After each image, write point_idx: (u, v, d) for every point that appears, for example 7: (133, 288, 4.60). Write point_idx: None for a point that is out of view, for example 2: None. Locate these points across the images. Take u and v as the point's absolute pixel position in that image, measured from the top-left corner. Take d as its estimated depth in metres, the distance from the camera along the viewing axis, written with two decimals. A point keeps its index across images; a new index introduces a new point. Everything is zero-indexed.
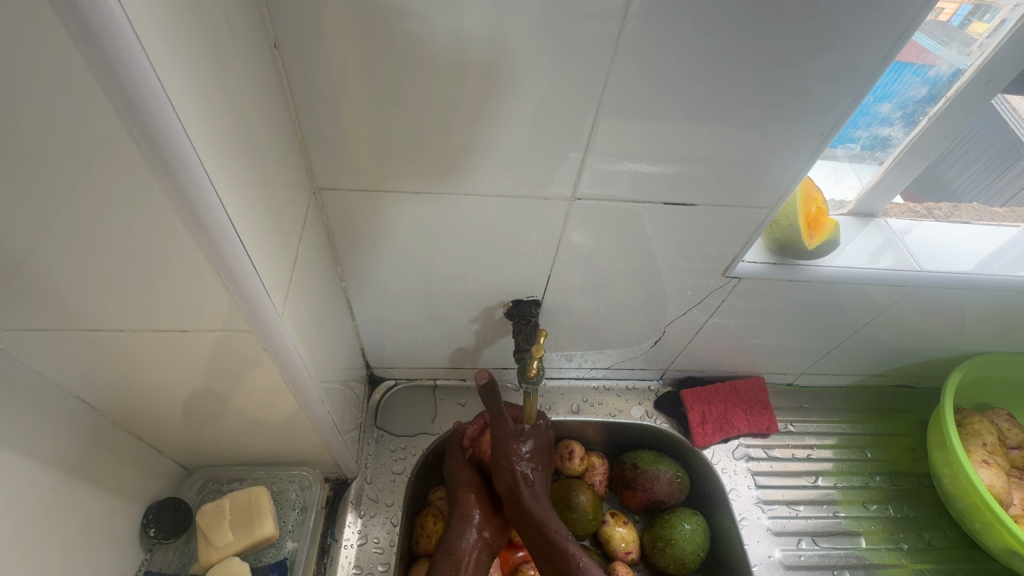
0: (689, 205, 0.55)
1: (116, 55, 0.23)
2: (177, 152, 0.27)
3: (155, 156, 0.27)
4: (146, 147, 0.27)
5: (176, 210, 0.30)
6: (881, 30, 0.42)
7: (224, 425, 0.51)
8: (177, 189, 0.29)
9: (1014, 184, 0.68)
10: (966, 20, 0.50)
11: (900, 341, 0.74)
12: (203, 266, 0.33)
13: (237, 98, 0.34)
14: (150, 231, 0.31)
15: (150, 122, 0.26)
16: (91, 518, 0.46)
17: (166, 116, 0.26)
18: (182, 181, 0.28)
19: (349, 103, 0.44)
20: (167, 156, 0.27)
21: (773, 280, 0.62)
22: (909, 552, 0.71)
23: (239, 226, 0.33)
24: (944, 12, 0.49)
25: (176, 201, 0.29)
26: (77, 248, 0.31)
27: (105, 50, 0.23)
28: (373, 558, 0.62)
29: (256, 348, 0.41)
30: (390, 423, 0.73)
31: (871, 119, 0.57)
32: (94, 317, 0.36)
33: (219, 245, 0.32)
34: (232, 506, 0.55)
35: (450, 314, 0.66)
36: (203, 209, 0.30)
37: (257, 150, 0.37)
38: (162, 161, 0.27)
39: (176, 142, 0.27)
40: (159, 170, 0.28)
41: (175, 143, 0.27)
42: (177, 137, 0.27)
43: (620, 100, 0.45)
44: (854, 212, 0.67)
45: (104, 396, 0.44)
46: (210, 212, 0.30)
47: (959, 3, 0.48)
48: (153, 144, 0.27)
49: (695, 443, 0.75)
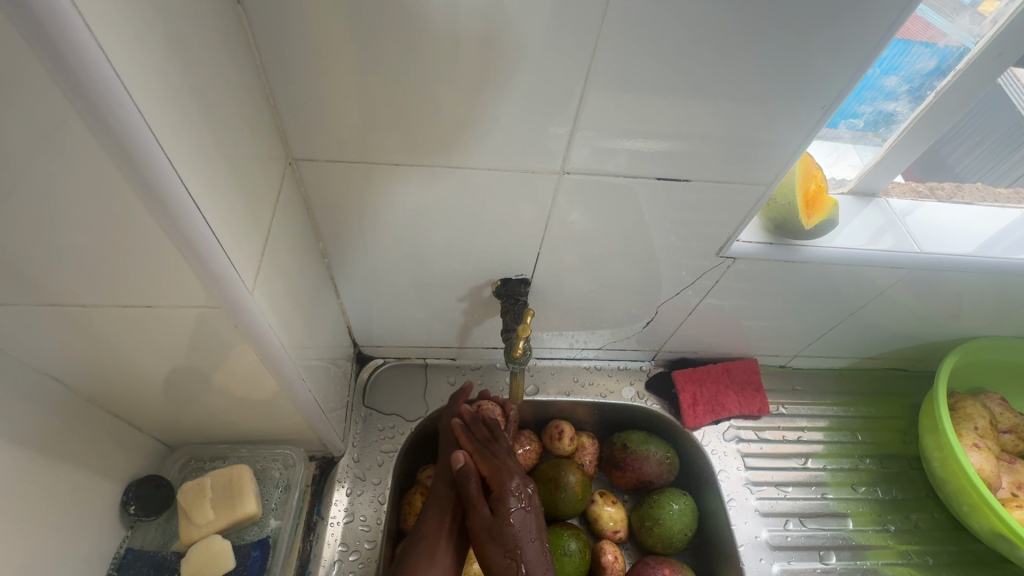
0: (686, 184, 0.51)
1: (45, 9, 0.21)
2: (123, 121, 0.26)
3: (96, 121, 0.25)
4: (85, 112, 0.25)
5: (129, 184, 0.28)
6: None
7: (204, 404, 0.50)
8: (127, 160, 0.27)
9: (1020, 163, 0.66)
10: None
11: (894, 325, 0.73)
12: (165, 245, 0.32)
13: (196, 64, 0.32)
14: (104, 204, 0.29)
15: (88, 85, 0.24)
16: (69, 498, 0.45)
17: (105, 77, 0.24)
18: (132, 151, 0.27)
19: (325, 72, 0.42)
20: (110, 122, 0.25)
21: (770, 260, 0.61)
22: (896, 534, 0.72)
23: (197, 196, 0.31)
24: None
25: (128, 174, 0.27)
26: (28, 222, 0.29)
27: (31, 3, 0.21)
28: (359, 536, 0.62)
29: (228, 326, 0.39)
30: (378, 402, 0.72)
31: (876, 94, 0.54)
32: (52, 293, 0.34)
33: (179, 221, 0.30)
34: (214, 484, 0.54)
35: (438, 293, 0.64)
36: (158, 181, 0.28)
37: (221, 119, 0.34)
38: (107, 130, 0.26)
39: (118, 106, 0.25)
40: (103, 137, 0.26)
41: (117, 106, 0.25)
42: (118, 99, 0.25)
43: (610, 72, 0.43)
44: (854, 191, 0.65)
45: (74, 373, 0.42)
46: (164, 184, 0.29)
47: None
48: (92, 108, 0.25)
49: (685, 424, 0.75)
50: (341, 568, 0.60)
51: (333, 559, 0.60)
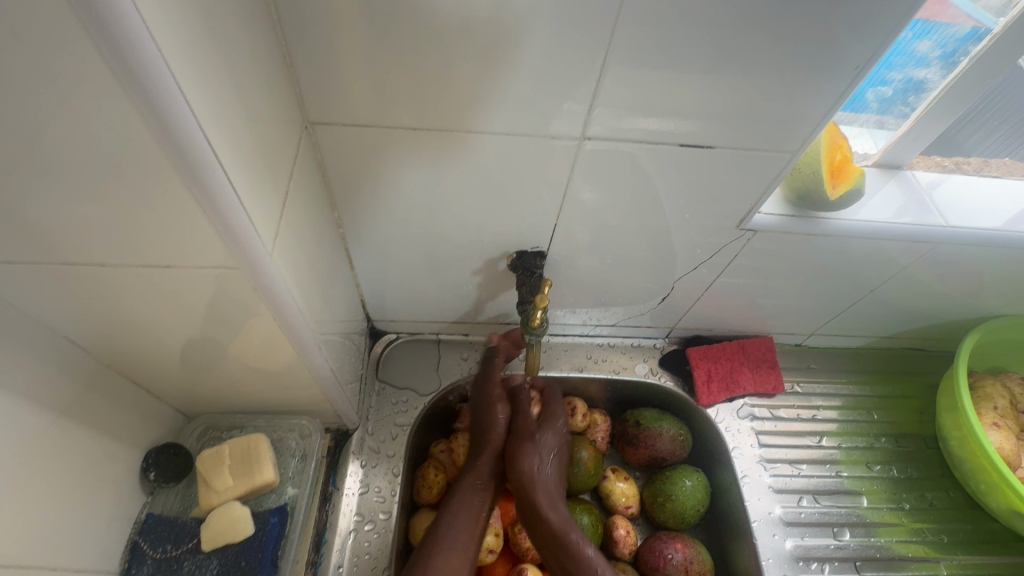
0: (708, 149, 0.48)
1: None
2: (148, 70, 0.25)
3: (123, 71, 0.25)
4: (112, 61, 0.24)
5: (153, 136, 0.27)
6: None
7: (221, 374, 0.50)
8: (152, 111, 0.26)
9: None
10: None
11: (914, 303, 0.72)
12: (187, 203, 0.31)
13: (221, 25, 0.31)
14: (127, 159, 0.28)
15: (115, 31, 0.23)
16: (89, 463, 0.46)
17: (132, 23, 0.23)
18: (157, 104, 0.26)
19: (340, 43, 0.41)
20: (137, 73, 0.25)
21: (791, 234, 0.59)
22: (910, 512, 0.71)
23: (222, 157, 0.31)
24: None
25: (152, 125, 0.27)
26: (50, 173, 0.29)
27: None
28: (374, 507, 0.62)
29: (246, 289, 0.39)
30: (391, 376, 0.72)
31: (906, 60, 0.52)
32: (72, 250, 0.34)
33: (203, 178, 0.30)
34: (232, 452, 0.54)
35: (452, 266, 0.64)
36: (183, 138, 0.28)
37: (240, 76, 0.33)
38: (132, 78, 0.25)
39: (147, 57, 0.25)
40: (130, 89, 0.25)
41: (145, 57, 0.25)
42: (146, 48, 0.24)
43: (637, 34, 0.41)
44: (878, 164, 0.63)
45: (92, 337, 0.42)
46: (188, 139, 0.28)
47: None
48: (119, 56, 0.24)
49: (699, 402, 0.74)
50: (357, 537, 0.60)
51: (349, 528, 0.61)
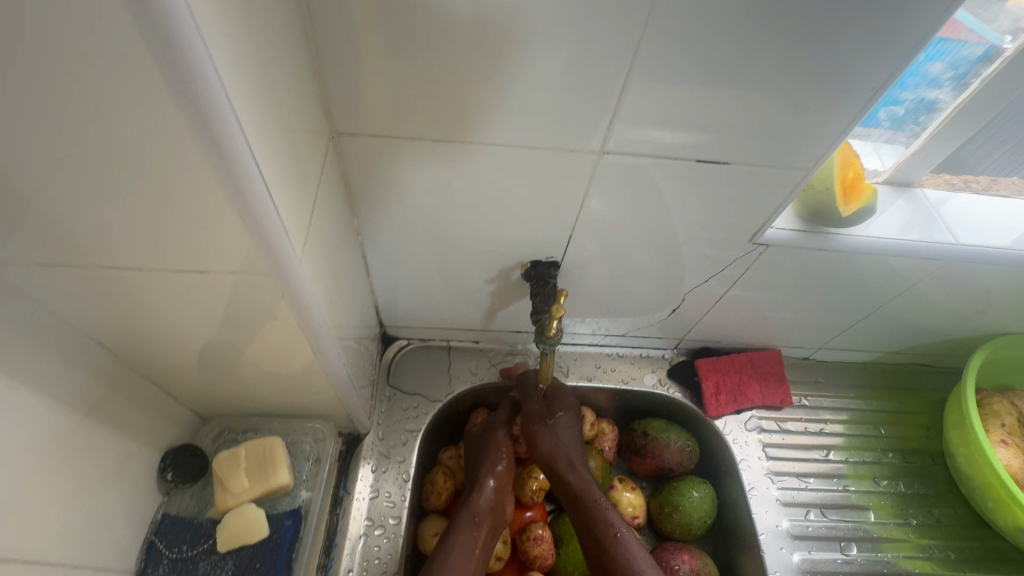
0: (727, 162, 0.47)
1: None
2: (202, 86, 0.26)
3: (175, 79, 0.26)
4: (169, 75, 0.25)
5: (199, 146, 0.28)
6: None
7: (240, 377, 0.51)
8: (202, 122, 0.27)
9: None
10: None
11: (922, 319, 0.72)
12: (225, 209, 0.32)
13: (264, 40, 0.32)
14: (172, 165, 0.29)
15: (176, 50, 0.24)
16: (110, 461, 0.46)
17: (193, 43, 0.25)
18: (206, 114, 0.27)
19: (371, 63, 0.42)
20: (192, 88, 0.26)
21: (802, 249, 0.60)
22: (917, 528, 0.71)
23: (263, 167, 0.32)
24: None
25: (200, 135, 0.28)
26: (96, 172, 0.29)
27: None
28: (384, 511, 0.63)
29: (272, 293, 0.40)
30: (402, 382, 0.73)
31: (919, 80, 0.53)
32: (108, 252, 0.35)
33: (243, 187, 0.31)
34: (248, 454, 0.53)
35: (466, 274, 0.64)
36: (228, 149, 0.29)
37: (278, 89, 0.34)
38: (187, 92, 0.26)
39: (202, 72, 0.26)
40: (183, 102, 0.26)
41: (200, 73, 0.26)
42: (202, 64, 0.25)
43: (656, 54, 0.42)
44: (888, 181, 0.64)
45: (119, 338, 0.43)
46: (233, 150, 0.29)
47: None
48: (172, 64, 0.25)
49: (708, 413, 0.75)
50: (367, 542, 0.61)
51: (359, 533, 0.61)
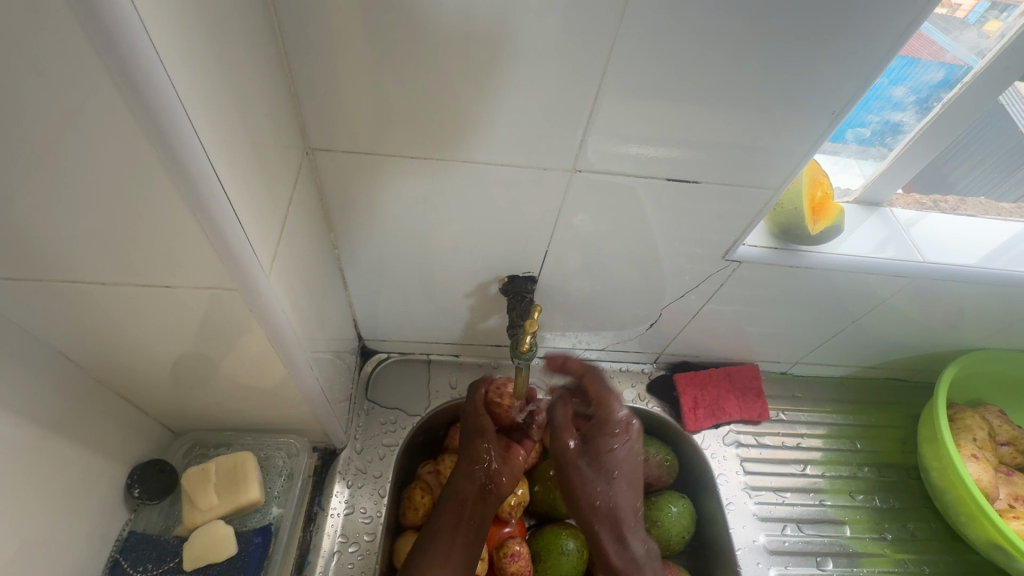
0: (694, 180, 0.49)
1: None
2: (160, 101, 0.26)
3: (132, 92, 0.26)
4: (127, 91, 0.26)
5: (161, 161, 0.29)
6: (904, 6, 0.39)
7: (210, 390, 0.50)
8: (162, 138, 0.28)
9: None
10: (982, 17, 0.50)
11: (895, 334, 0.74)
12: (190, 225, 0.32)
13: (229, 53, 0.32)
14: (134, 181, 0.30)
15: (132, 66, 0.25)
16: (73, 477, 0.45)
17: (149, 59, 0.25)
18: (165, 130, 0.27)
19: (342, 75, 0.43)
20: (150, 103, 0.26)
21: (774, 265, 0.61)
22: (892, 543, 0.71)
23: (227, 183, 0.32)
24: (960, 8, 0.49)
25: (161, 151, 0.28)
26: (57, 188, 0.29)
27: None
28: (359, 528, 0.62)
29: (241, 307, 0.39)
30: (380, 396, 0.73)
31: (884, 104, 0.55)
32: (73, 267, 0.34)
33: (207, 202, 0.31)
34: (218, 469, 0.51)
35: (444, 288, 0.65)
36: (190, 164, 0.29)
37: (248, 107, 0.35)
38: (146, 108, 0.26)
39: (159, 87, 0.26)
40: (143, 118, 0.27)
41: (158, 88, 0.26)
42: (159, 79, 0.26)
43: (623, 76, 0.44)
44: (859, 201, 0.66)
45: (86, 353, 0.43)
46: (195, 165, 0.29)
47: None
48: (130, 79, 0.25)
49: (686, 428, 0.75)
50: (340, 559, 0.60)
51: (333, 550, 0.61)
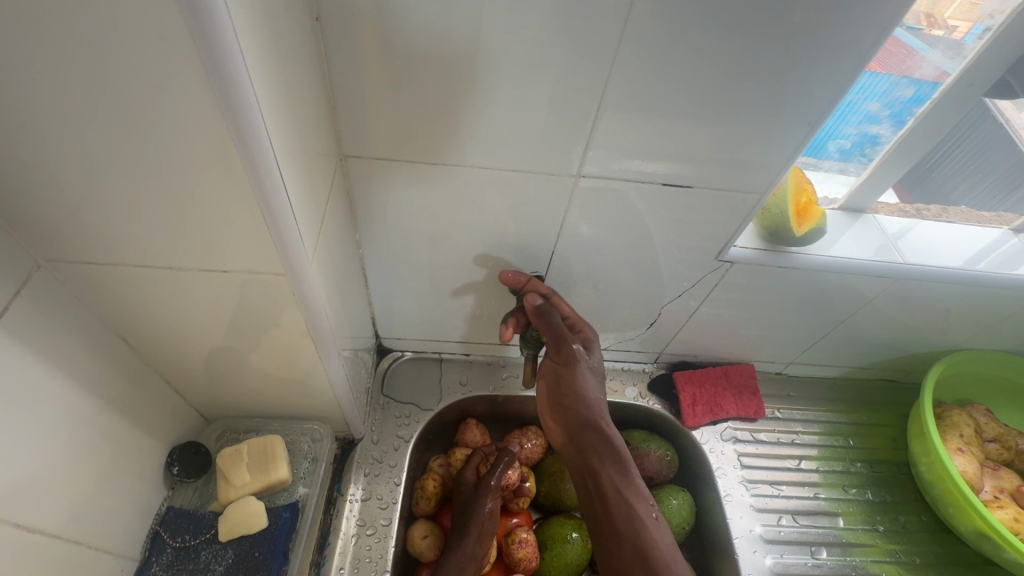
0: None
1: (212, 30, 0.27)
2: (248, 120, 0.31)
3: (227, 112, 0.31)
4: (223, 110, 0.31)
5: (242, 168, 0.34)
6: (884, 34, 0.44)
7: (244, 378, 0.55)
8: (246, 149, 0.33)
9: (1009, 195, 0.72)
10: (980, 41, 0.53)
11: (884, 335, 0.78)
12: (257, 222, 0.37)
13: (289, 75, 0.37)
14: (215, 183, 0.35)
15: (230, 91, 0.30)
16: (126, 453, 0.49)
17: (244, 86, 0.30)
18: (249, 143, 0.32)
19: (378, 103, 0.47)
20: (241, 122, 0.31)
21: (764, 266, 0.65)
22: (884, 534, 0.74)
23: (289, 187, 0.37)
24: (957, 31, 0.54)
25: (243, 160, 0.33)
26: (149, 184, 0.34)
27: (205, 23, 0.27)
28: (376, 513, 0.66)
29: (286, 296, 0.44)
30: (395, 391, 0.77)
31: (860, 117, 0.60)
32: (145, 254, 0.39)
33: (274, 203, 0.36)
34: (251, 450, 0.55)
35: (458, 289, 0.69)
36: (264, 171, 0.34)
37: (300, 117, 0.40)
38: (237, 125, 0.31)
39: (249, 108, 0.31)
40: (233, 133, 0.32)
41: (248, 109, 0.31)
42: (249, 102, 0.31)
43: (628, 94, 0.49)
44: (844, 207, 0.70)
45: (141, 336, 0.47)
46: (269, 173, 0.34)
47: (971, 23, 0.53)
48: (228, 101, 0.30)
49: (685, 424, 0.78)
50: (358, 542, 0.63)
51: (351, 532, 0.64)
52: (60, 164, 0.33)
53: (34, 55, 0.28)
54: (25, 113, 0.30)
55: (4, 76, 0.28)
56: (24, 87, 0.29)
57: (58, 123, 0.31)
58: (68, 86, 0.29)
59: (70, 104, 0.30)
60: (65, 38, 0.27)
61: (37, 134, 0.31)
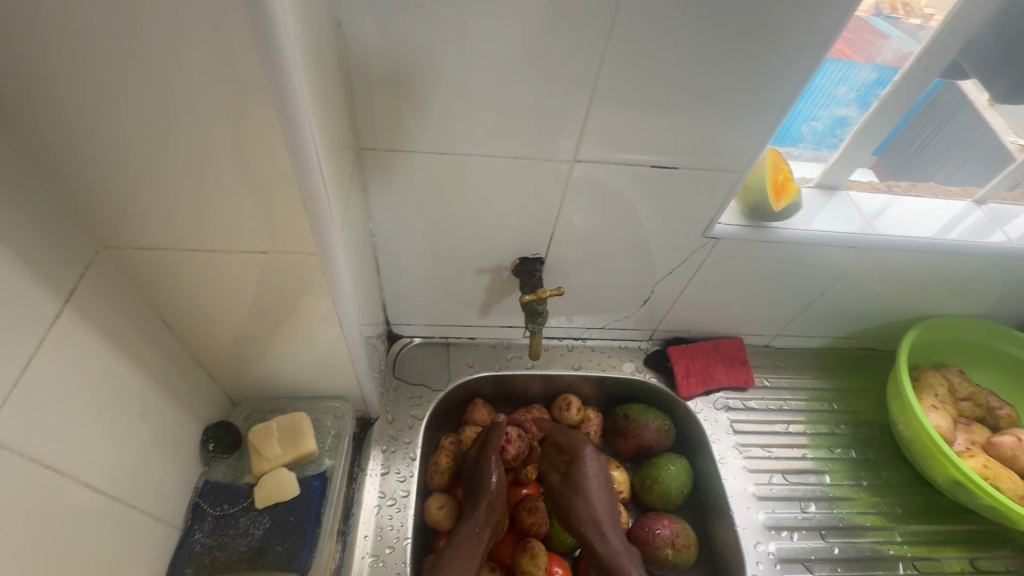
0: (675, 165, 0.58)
1: (268, 32, 0.31)
2: (295, 112, 0.35)
3: (277, 105, 0.35)
4: (273, 104, 0.35)
5: (286, 155, 0.38)
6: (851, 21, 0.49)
7: (272, 360, 0.59)
8: (291, 138, 0.37)
9: (977, 168, 0.78)
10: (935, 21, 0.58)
11: (861, 305, 0.83)
12: (295, 206, 0.41)
13: (320, 75, 0.41)
14: (260, 170, 0.38)
15: (280, 85, 0.34)
16: (166, 429, 0.53)
17: (292, 81, 0.34)
18: (294, 132, 0.36)
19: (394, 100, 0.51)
20: (288, 113, 0.35)
21: (747, 240, 0.69)
22: (867, 488, 0.79)
23: (325, 174, 0.41)
24: (934, 19, 0.58)
25: (287, 148, 0.37)
26: (200, 171, 0.38)
27: (263, 26, 0.31)
28: (395, 487, 0.70)
29: (314, 278, 0.48)
30: (407, 374, 0.82)
31: (829, 101, 0.66)
32: (190, 238, 0.43)
33: (312, 188, 0.40)
34: (279, 426, 0.59)
35: (465, 274, 0.73)
36: (305, 158, 0.38)
37: (329, 111, 0.44)
38: (285, 116, 0.35)
39: (295, 101, 0.35)
40: (281, 124, 0.36)
41: (294, 101, 0.35)
42: (296, 95, 0.35)
43: (621, 85, 0.53)
44: (819, 185, 0.75)
45: (180, 317, 0.51)
46: (308, 160, 0.38)
47: (945, 10, 0.57)
48: (279, 95, 0.34)
49: (680, 394, 0.84)
50: (380, 512, 0.68)
51: (373, 503, 0.68)
52: (122, 152, 0.37)
53: (110, 53, 0.32)
54: (95, 105, 0.34)
55: (81, 71, 0.32)
56: (97, 81, 0.33)
57: (124, 113, 0.35)
58: (136, 80, 0.33)
59: (136, 97, 0.34)
60: (140, 38, 0.31)
61: (104, 124, 0.35)
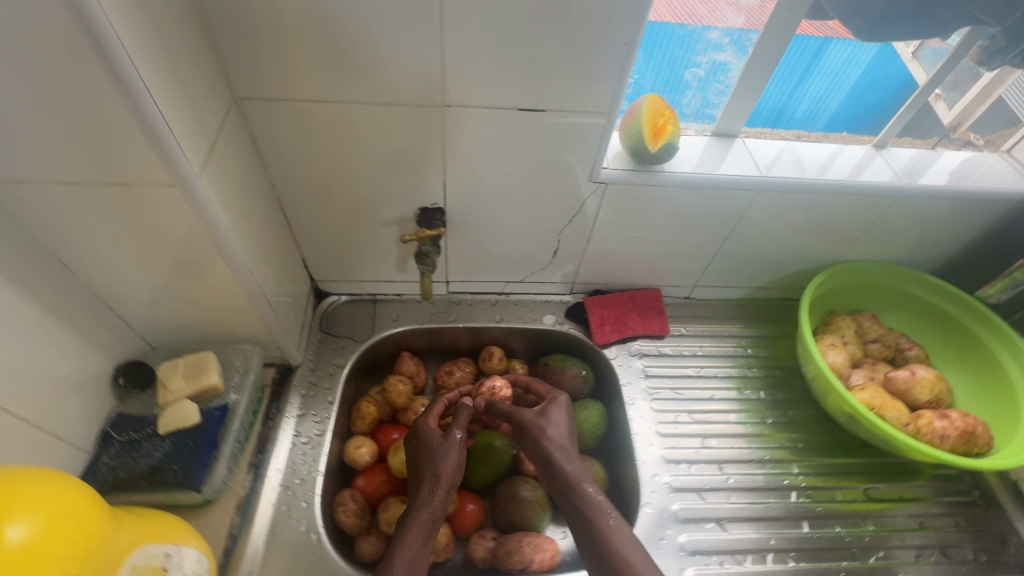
0: (545, 110, 0.61)
1: None
2: (112, 49, 0.39)
3: (93, 42, 0.38)
4: (89, 41, 0.38)
5: (117, 92, 0.41)
6: None
7: (175, 305, 0.63)
8: (115, 75, 0.40)
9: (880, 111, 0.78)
10: None
11: (769, 252, 0.86)
12: (142, 144, 0.45)
13: (162, 26, 0.45)
14: (99, 108, 0.42)
15: (90, 23, 0.37)
16: (69, 365, 0.57)
17: (100, 19, 0.37)
18: (116, 69, 0.40)
19: (262, 55, 0.54)
20: (105, 50, 0.39)
21: (634, 184, 0.71)
22: (772, 425, 0.82)
23: (165, 112, 0.44)
24: None
25: (114, 84, 0.41)
26: (45, 110, 0.42)
27: None
28: (310, 428, 0.75)
29: (186, 217, 0.52)
30: (333, 328, 0.86)
31: (705, 46, 0.69)
32: (58, 179, 0.47)
33: (152, 125, 0.44)
34: (185, 363, 0.64)
35: (375, 229, 0.77)
36: (135, 95, 0.42)
37: (181, 58, 0.47)
38: (103, 53, 0.39)
39: (108, 38, 0.38)
40: (103, 61, 0.39)
41: (108, 38, 0.38)
42: (109, 33, 0.38)
43: None
44: (715, 134, 0.77)
45: (74, 259, 0.55)
46: (139, 96, 0.42)
47: None
48: (91, 32, 0.38)
49: (595, 342, 0.87)
50: (294, 449, 0.72)
51: (288, 442, 0.73)
52: None
53: None
54: None
55: None
56: None
57: None
58: None
59: None
60: None
61: None
